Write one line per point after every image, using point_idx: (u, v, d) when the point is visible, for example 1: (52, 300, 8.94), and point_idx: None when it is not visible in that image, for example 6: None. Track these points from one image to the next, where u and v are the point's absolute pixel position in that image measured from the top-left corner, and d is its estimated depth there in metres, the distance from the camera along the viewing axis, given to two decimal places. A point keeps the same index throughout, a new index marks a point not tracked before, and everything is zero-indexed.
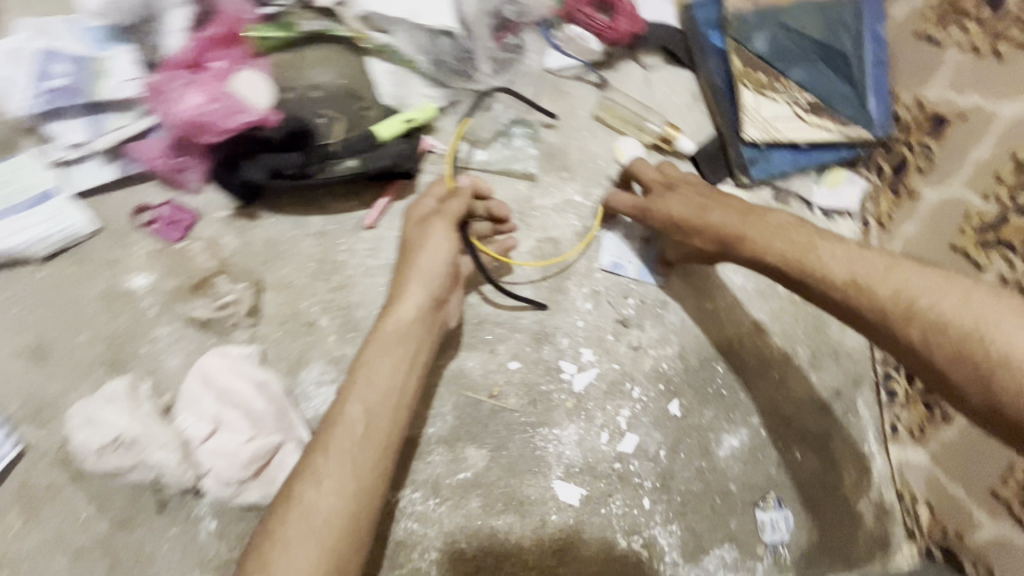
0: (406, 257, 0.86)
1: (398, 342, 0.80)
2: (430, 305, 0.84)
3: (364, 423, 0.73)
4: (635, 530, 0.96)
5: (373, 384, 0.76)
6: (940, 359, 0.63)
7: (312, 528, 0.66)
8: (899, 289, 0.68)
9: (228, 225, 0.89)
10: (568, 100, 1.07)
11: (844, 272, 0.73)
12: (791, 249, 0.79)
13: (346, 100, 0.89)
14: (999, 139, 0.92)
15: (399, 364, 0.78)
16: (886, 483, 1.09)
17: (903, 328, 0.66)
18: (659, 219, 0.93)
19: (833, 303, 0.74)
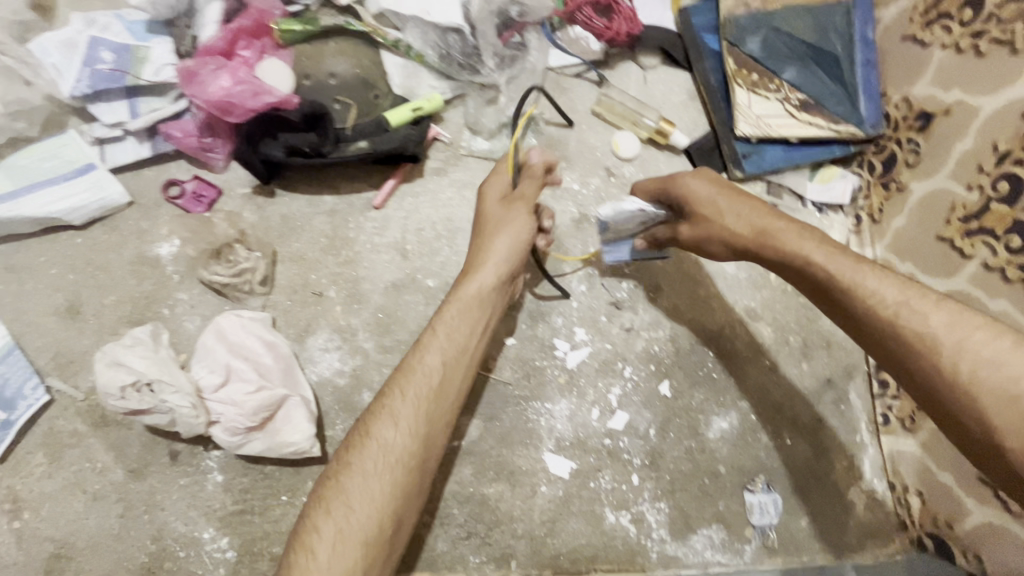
0: (485, 229, 0.89)
1: (474, 306, 0.85)
2: (506, 278, 0.87)
3: (440, 373, 0.80)
4: (623, 505, 0.99)
5: (453, 338, 0.82)
6: (987, 400, 0.63)
7: (387, 462, 0.73)
8: (953, 323, 0.69)
9: (248, 202, 0.97)
10: (568, 96, 1.14)
11: (895, 294, 0.73)
12: (840, 266, 0.78)
13: (360, 88, 0.97)
14: (981, 132, 0.96)
15: (470, 323, 0.84)
16: (878, 472, 1.09)
17: (950, 360, 0.67)
18: (688, 199, 0.88)
19: (873, 324, 0.73)
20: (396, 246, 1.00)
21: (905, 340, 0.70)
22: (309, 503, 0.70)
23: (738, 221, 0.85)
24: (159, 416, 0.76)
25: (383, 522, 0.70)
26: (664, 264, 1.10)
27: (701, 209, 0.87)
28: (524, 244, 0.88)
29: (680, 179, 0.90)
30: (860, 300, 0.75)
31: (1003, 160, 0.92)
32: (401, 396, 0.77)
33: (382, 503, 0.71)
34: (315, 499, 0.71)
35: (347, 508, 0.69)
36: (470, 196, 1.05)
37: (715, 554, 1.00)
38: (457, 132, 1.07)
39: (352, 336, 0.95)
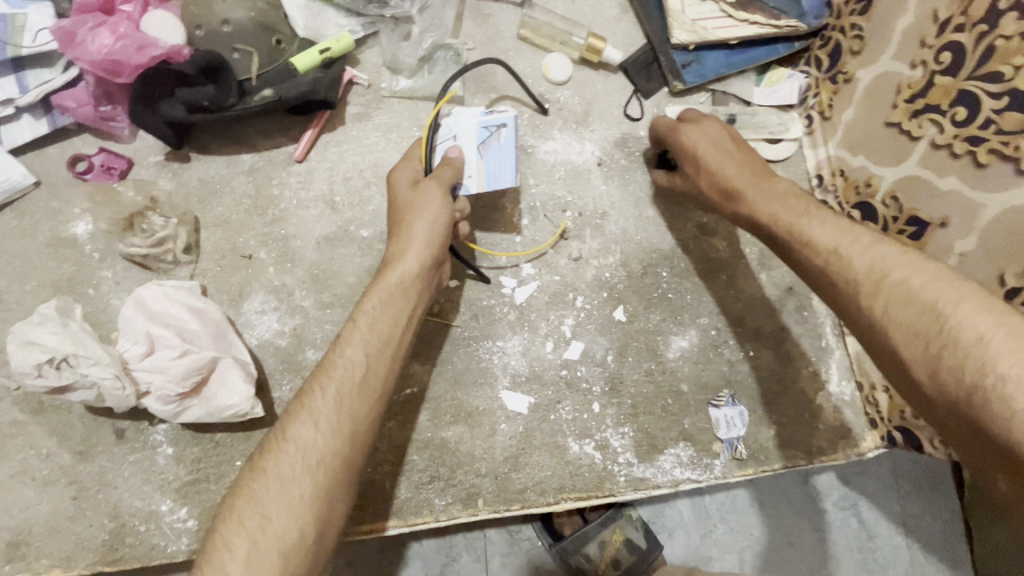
0: (399, 212, 0.83)
1: (397, 295, 0.80)
2: (430, 264, 0.82)
3: (362, 365, 0.76)
4: (586, 433, 0.98)
5: (375, 329, 0.78)
6: (899, 337, 0.61)
7: (306, 466, 0.69)
8: (877, 265, 0.67)
9: (162, 169, 0.93)
10: (490, 23, 1.08)
11: (828, 239, 0.72)
12: (788, 216, 0.78)
13: (261, 34, 0.91)
14: (922, 2, 0.90)
15: (393, 312, 0.80)
16: (846, 374, 1.08)
17: (867, 298, 0.66)
18: (681, 145, 0.91)
19: (809, 270, 0.74)
20: (323, 198, 0.96)
21: (833, 286, 0.70)
22: (222, 510, 0.68)
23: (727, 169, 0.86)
24: (85, 390, 0.75)
25: (304, 528, 0.67)
26: (608, 188, 1.07)
27: (695, 153, 0.89)
28: (439, 225, 0.81)
29: (679, 129, 0.93)
30: (799, 246, 0.75)
31: (944, 29, 0.86)
32: (324, 392, 0.74)
33: (303, 510, 0.67)
34: (226, 511, 0.68)
35: (263, 517, 0.66)
36: (396, 139, 1.00)
37: (685, 472, 1.00)
38: (375, 73, 1.02)
39: (288, 296, 0.93)
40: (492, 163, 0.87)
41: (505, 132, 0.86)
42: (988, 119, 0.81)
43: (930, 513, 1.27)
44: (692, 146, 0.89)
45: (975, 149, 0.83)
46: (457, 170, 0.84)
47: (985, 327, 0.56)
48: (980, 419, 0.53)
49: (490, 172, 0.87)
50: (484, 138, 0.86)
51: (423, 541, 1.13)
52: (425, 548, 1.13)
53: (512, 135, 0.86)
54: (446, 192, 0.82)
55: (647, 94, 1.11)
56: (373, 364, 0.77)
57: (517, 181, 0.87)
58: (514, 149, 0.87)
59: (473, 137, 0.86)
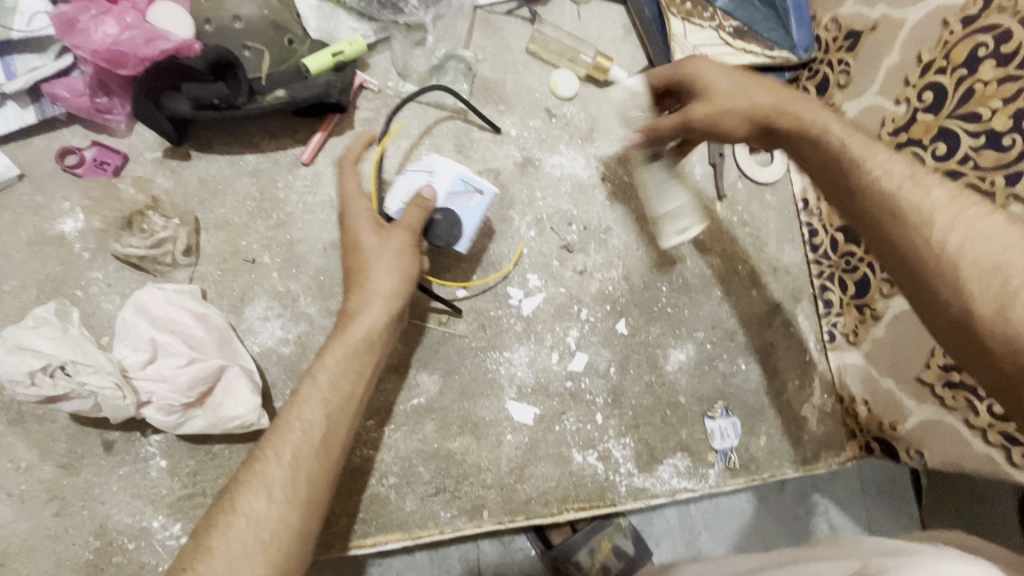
0: (362, 261, 0.82)
1: (359, 348, 0.80)
2: (394, 315, 0.82)
3: (322, 429, 0.74)
4: (589, 444, 0.99)
5: (336, 388, 0.77)
6: (967, 269, 0.59)
7: (258, 540, 0.66)
8: (953, 204, 0.64)
9: (160, 166, 0.89)
10: (500, 35, 1.10)
11: (902, 180, 0.67)
12: (858, 147, 0.71)
13: (272, 32, 0.88)
14: (906, 45, 0.97)
15: (353, 370, 0.79)
16: (827, 386, 1.15)
17: (940, 232, 0.62)
18: (699, 78, 0.82)
19: (874, 203, 0.68)
20: (331, 204, 0.95)
21: (904, 217, 0.65)
22: None
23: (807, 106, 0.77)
24: (79, 400, 0.71)
25: None
26: (611, 203, 1.10)
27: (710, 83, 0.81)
28: (407, 274, 0.82)
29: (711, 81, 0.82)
30: (861, 175, 0.70)
31: (927, 70, 0.94)
32: (278, 454, 0.71)
33: None
34: None
35: None
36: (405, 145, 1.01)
37: (682, 481, 1.03)
38: (384, 77, 1.01)
39: (292, 302, 0.90)
40: (452, 217, 0.83)
41: (478, 199, 0.85)
42: (966, 156, 0.88)
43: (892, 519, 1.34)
44: (714, 90, 0.81)
45: (953, 182, 0.90)
46: (421, 214, 0.82)
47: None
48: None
49: (456, 224, 0.83)
50: (455, 186, 0.84)
51: (415, 554, 1.11)
52: (417, 560, 1.11)
53: (484, 202, 0.85)
54: (415, 240, 0.82)
55: None
56: (333, 425, 0.76)
57: (466, 250, 0.85)
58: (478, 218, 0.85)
59: (447, 182, 0.84)
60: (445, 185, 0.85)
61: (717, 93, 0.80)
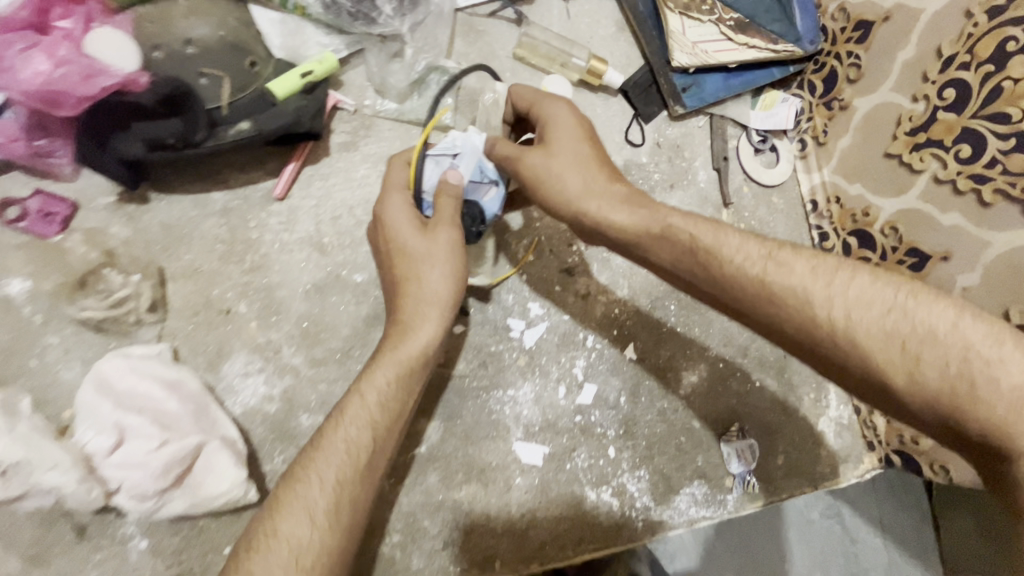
0: (412, 260, 0.72)
1: (414, 364, 0.71)
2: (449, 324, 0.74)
3: (370, 449, 0.67)
4: (603, 480, 0.94)
5: (386, 404, 0.69)
6: (866, 341, 0.58)
7: (299, 567, 0.60)
8: (816, 273, 0.62)
9: (115, 213, 0.79)
10: (485, 40, 1.00)
11: (758, 266, 0.63)
12: (703, 229, 0.68)
13: (232, 55, 0.78)
14: (923, 38, 0.90)
15: (405, 384, 0.71)
16: (842, 397, 1.10)
17: (823, 308, 0.60)
18: (545, 128, 0.75)
19: (749, 294, 0.63)
20: (310, 241, 0.86)
21: (777, 300, 0.62)
22: None
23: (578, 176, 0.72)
24: (41, 496, 0.65)
25: None
26: None
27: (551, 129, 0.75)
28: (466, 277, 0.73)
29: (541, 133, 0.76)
30: (722, 268, 0.65)
31: (949, 65, 0.87)
32: (319, 478, 0.64)
33: None
34: None
35: None
36: (388, 170, 0.92)
37: (700, 510, 0.98)
38: (361, 95, 0.92)
39: (275, 354, 0.82)
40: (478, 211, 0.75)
41: (493, 192, 0.77)
42: (993, 159, 0.82)
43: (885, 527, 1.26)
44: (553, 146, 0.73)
45: (979, 187, 0.84)
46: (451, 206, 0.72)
47: (944, 319, 0.58)
48: (968, 400, 0.54)
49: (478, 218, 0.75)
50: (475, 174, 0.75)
51: None
52: None
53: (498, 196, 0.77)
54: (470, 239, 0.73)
55: (648, 118, 1.07)
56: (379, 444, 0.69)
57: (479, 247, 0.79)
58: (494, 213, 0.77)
59: (467, 169, 0.74)
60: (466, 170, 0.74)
61: (558, 146, 0.73)
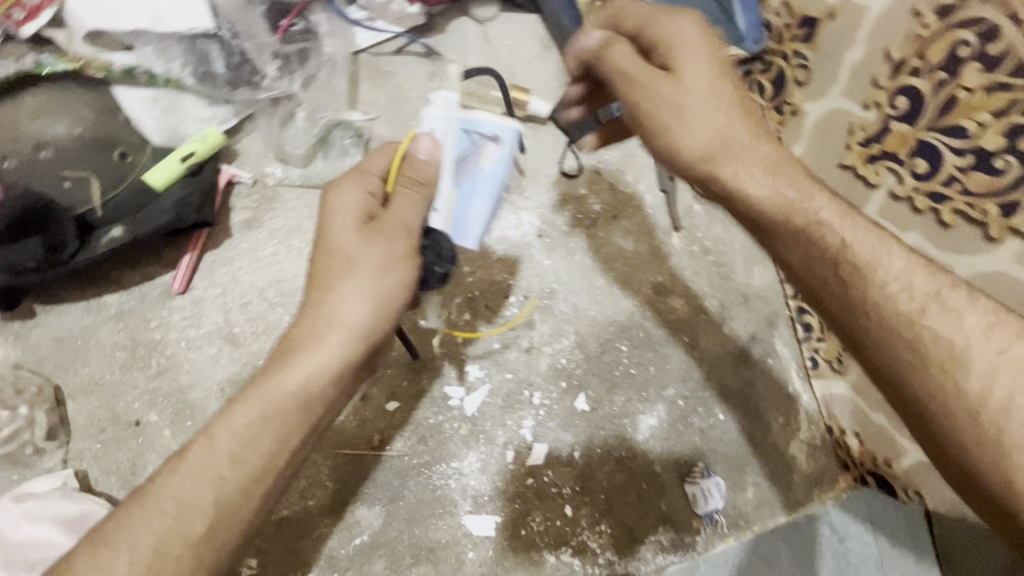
0: (338, 266, 0.58)
1: (293, 408, 0.56)
2: (355, 362, 0.58)
3: (206, 520, 0.54)
4: (562, 541, 0.90)
5: (244, 451, 0.55)
6: (1022, 440, 0.43)
7: None
8: (990, 332, 0.47)
9: (4, 331, 0.76)
10: (393, 80, 0.90)
11: (924, 283, 0.50)
12: (855, 237, 0.54)
13: (98, 150, 0.71)
14: (870, 38, 0.81)
15: (277, 435, 0.56)
16: (814, 418, 1.05)
17: (971, 377, 0.46)
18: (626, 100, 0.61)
19: (875, 320, 0.51)
20: (219, 333, 0.80)
21: (918, 343, 0.48)
22: None
23: (700, 132, 0.59)
24: None
25: None
26: (552, 261, 0.96)
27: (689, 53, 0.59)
28: (382, 300, 0.58)
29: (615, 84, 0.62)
30: (865, 289, 0.52)
31: (898, 70, 0.77)
32: (135, 544, 0.53)
33: None
34: None
35: None
36: (298, 244, 0.84)
37: (668, 556, 0.95)
38: (259, 165, 0.84)
39: None
40: (447, 239, 0.62)
41: (498, 149, 0.62)
42: (950, 177, 0.74)
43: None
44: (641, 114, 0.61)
45: (938, 207, 0.77)
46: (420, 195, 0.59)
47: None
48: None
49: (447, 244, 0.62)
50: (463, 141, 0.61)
51: None
52: None
53: (503, 154, 0.63)
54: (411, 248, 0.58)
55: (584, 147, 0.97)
56: (225, 515, 0.55)
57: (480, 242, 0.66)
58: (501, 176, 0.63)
59: (452, 141, 0.61)
60: (452, 138, 0.61)
61: (677, 85, 0.59)
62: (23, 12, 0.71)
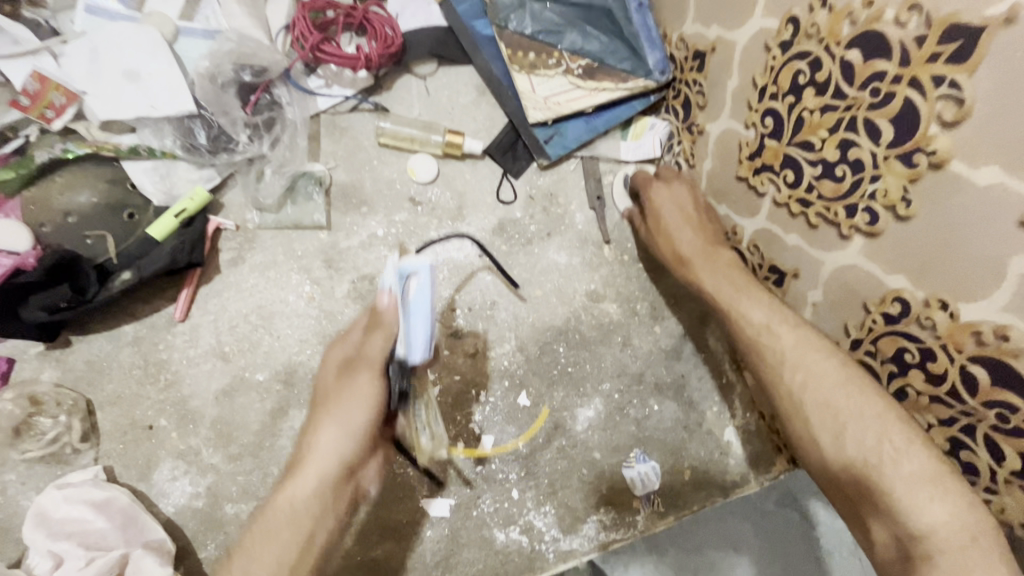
0: (321, 407, 0.77)
1: (290, 520, 0.73)
2: (332, 479, 0.75)
3: None
4: (510, 521, 1.03)
5: (256, 562, 0.72)
6: (811, 406, 0.77)
7: None
8: (800, 345, 0.80)
9: (44, 359, 0.95)
10: (350, 135, 1.09)
11: (762, 318, 0.85)
12: (725, 288, 0.91)
13: (110, 215, 0.93)
14: (742, 68, 0.93)
15: (278, 543, 0.72)
16: (748, 406, 1.14)
17: (790, 371, 0.79)
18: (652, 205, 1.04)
19: (743, 337, 0.86)
20: (213, 352, 0.99)
21: (761, 350, 0.83)
22: None
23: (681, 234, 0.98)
24: None
25: None
26: (493, 277, 1.10)
27: (662, 221, 1.02)
28: (352, 432, 0.75)
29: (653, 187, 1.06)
30: (735, 320, 0.88)
31: (763, 95, 0.89)
32: None
33: None
34: None
35: None
36: (275, 275, 1.03)
37: (610, 534, 1.06)
38: (241, 214, 1.03)
39: (196, 457, 0.96)
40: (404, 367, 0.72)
41: (418, 282, 0.65)
42: (810, 184, 0.84)
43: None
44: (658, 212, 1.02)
45: (806, 211, 0.87)
46: (386, 332, 0.73)
47: (874, 409, 0.73)
48: (873, 477, 0.70)
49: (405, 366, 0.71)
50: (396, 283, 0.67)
51: None
52: None
53: (425, 285, 0.65)
54: (374, 374, 0.74)
55: (518, 174, 1.14)
56: None
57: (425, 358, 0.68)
58: (428, 304, 0.65)
59: (392, 288, 0.68)
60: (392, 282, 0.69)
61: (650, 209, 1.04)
62: (53, 111, 0.91)
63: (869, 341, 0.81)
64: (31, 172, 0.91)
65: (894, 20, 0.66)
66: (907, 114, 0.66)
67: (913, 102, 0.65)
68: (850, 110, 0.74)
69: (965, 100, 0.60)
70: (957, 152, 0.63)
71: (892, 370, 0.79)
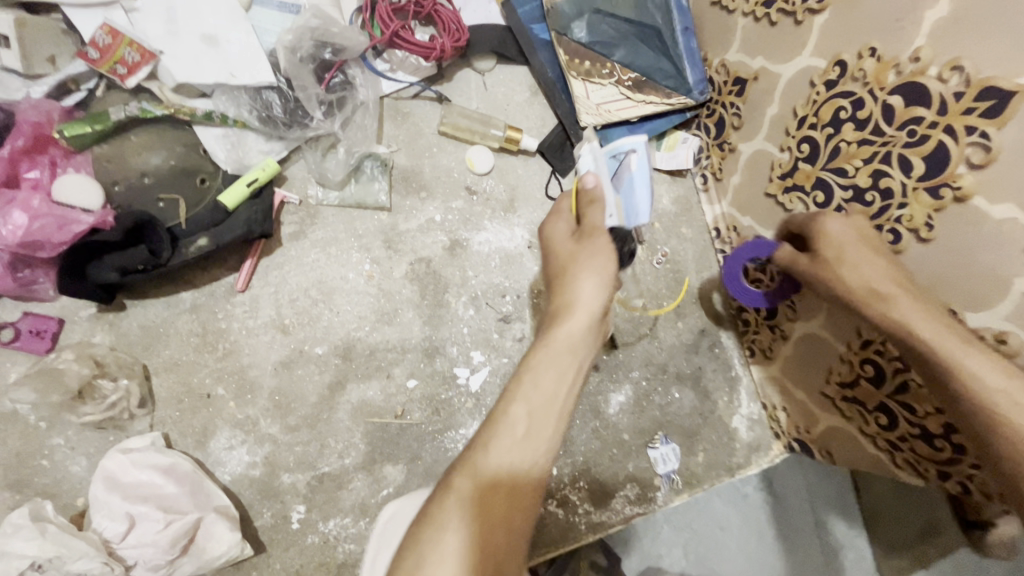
0: (569, 268, 0.73)
1: (568, 353, 0.69)
2: (597, 317, 0.72)
3: (526, 424, 0.64)
4: (548, 493, 1.13)
5: (539, 386, 0.67)
6: None
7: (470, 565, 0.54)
8: None
9: (97, 322, 0.94)
10: (412, 121, 1.12)
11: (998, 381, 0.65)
12: (946, 343, 0.69)
13: (183, 177, 0.92)
14: (783, 98, 1.06)
15: (560, 372, 0.68)
16: (752, 396, 1.27)
17: None
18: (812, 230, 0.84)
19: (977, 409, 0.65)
20: (273, 323, 1.00)
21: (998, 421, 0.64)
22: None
23: (870, 271, 0.77)
24: None
25: None
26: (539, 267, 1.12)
27: (845, 249, 0.79)
28: (610, 280, 0.73)
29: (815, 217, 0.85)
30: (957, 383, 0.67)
31: (802, 124, 1.02)
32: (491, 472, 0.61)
33: None
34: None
35: None
36: (336, 253, 1.04)
37: (634, 507, 1.17)
38: (303, 188, 1.04)
39: (253, 427, 0.97)
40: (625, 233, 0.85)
41: (635, 158, 0.83)
42: (839, 206, 0.97)
43: (866, 553, 1.27)
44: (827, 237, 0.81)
45: None
46: (604, 208, 0.78)
47: None
48: None
49: (626, 236, 0.85)
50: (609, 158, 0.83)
51: None
52: None
53: (642, 158, 0.82)
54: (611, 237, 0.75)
55: (563, 172, 1.16)
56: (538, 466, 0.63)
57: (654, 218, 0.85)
58: (647, 172, 0.83)
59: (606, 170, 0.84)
60: (599, 158, 0.83)
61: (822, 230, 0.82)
62: (126, 68, 0.89)
63: (878, 341, 0.92)
64: (106, 129, 0.89)
65: (937, 76, 0.79)
66: (939, 155, 0.81)
67: (946, 145, 0.79)
68: (886, 146, 0.87)
69: (992, 148, 0.75)
70: (980, 189, 0.77)
71: (897, 366, 0.89)
